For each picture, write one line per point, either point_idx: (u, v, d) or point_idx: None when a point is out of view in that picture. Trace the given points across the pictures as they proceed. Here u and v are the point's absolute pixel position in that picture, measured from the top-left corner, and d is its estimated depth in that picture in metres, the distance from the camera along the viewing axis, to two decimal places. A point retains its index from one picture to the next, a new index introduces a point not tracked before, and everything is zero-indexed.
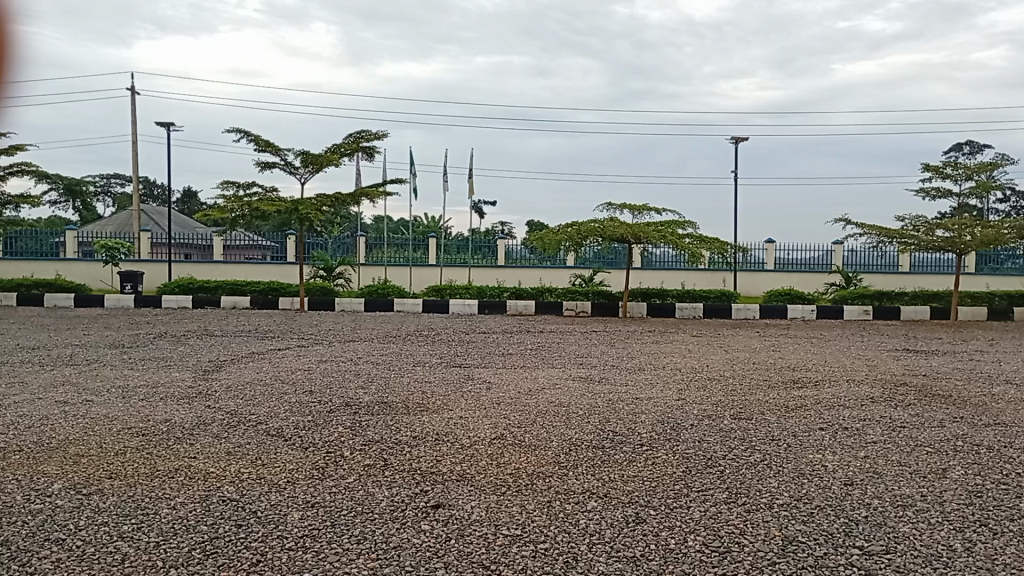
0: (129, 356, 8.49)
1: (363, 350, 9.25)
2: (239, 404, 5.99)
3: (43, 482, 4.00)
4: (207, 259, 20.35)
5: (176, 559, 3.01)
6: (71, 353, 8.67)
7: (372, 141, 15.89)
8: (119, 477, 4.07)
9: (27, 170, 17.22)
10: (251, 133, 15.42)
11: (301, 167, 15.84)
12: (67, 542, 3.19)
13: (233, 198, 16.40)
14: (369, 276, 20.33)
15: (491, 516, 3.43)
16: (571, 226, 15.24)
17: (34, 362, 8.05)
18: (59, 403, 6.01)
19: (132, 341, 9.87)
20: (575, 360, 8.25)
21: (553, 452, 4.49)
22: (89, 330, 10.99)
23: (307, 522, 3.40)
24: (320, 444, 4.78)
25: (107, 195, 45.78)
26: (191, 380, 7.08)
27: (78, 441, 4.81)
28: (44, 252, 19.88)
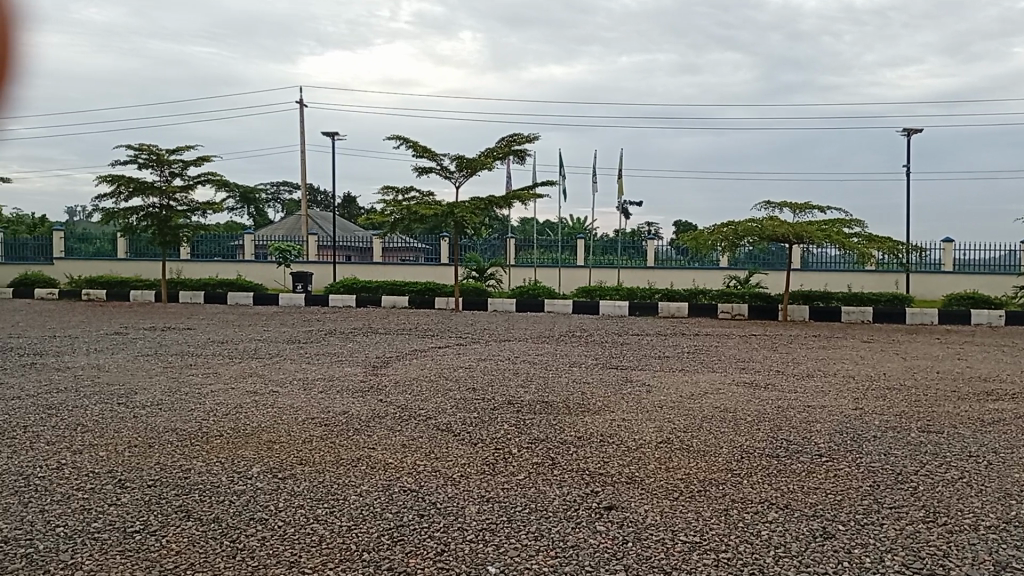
0: (306, 351, 9.11)
1: (520, 350, 9.39)
2: (408, 399, 6.26)
3: (244, 465, 4.36)
4: (368, 261, 21.45)
5: (367, 544, 3.18)
6: (256, 347, 9.42)
7: (524, 144, 16.12)
8: (309, 464, 4.37)
9: (212, 179, 18.91)
10: (409, 140, 16.13)
11: (456, 172, 16.34)
12: (269, 522, 3.45)
13: (393, 202, 17.19)
14: (519, 277, 20.65)
15: (667, 521, 3.37)
16: (727, 226, 14.74)
17: (224, 355, 8.83)
18: (250, 392, 6.55)
19: (306, 337, 10.59)
20: (737, 364, 7.96)
21: (723, 459, 4.35)
22: (267, 326, 11.87)
23: (485, 516, 3.49)
24: (489, 441, 4.90)
25: (277, 202, 49.32)
26: (363, 375, 7.49)
27: (270, 428, 5.22)
28: (226, 255, 21.72)
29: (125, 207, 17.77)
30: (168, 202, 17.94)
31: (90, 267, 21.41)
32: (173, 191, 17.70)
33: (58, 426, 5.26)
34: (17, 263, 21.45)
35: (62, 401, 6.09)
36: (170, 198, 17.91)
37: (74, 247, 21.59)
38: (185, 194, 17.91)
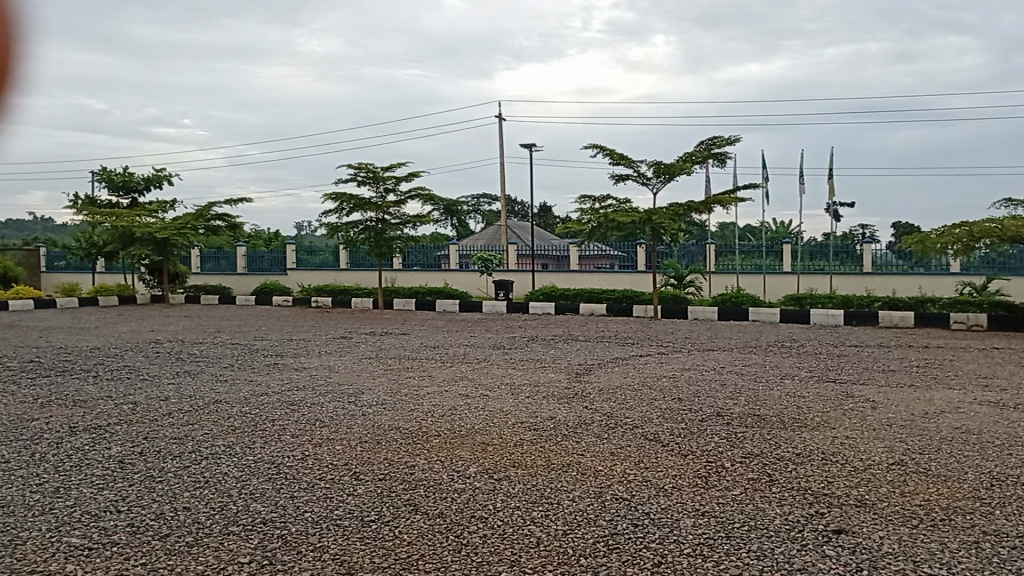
0: (511, 357, 9.42)
1: (726, 360, 9.07)
2: (614, 407, 6.26)
3: (462, 465, 4.59)
4: (565, 269, 21.77)
5: (583, 549, 3.23)
6: (465, 352, 9.89)
7: (725, 147, 15.61)
8: (522, 467, 4.51)
9: (420, 193, 20.16)
10: (606, 148, 16.20)
11: (654, 178, 16.16)
12: (490, 521, 3.60)
13: (591, 211, 17.34)
14: (719, 285, 19.96)
15: (906, 550, 3.10)
16: (959, 227, 13.32)
17: (437, 359, 9.37)
18: (463, 395, 6.88)
19: (510, 343, 10.94)
20: (978, 381, 7.14)
21: (968, 485, 3.93)
22: (474, 332, 12.42)
23: (702, 530, 3.41)
24: (699, 453, 4.78)
25: (477, 214, 51.49)
26: (567, 381, 7.61)
27: (483, 430, 5.45)
28: (433, 265, 23.00)
29: (347, 222, 19.41)
30: (383, 216, 19.37)
31: (316, 277, 23.58)
32: (387, 206, 19.08)
33: (300, 420, 5.85)
34: (258, 274, 24.13)
35: (301, 398, 6.77)
36: (385, 213, 19.32)
37: (303, 259, 23.91)
38: (398, 208, 19.24)
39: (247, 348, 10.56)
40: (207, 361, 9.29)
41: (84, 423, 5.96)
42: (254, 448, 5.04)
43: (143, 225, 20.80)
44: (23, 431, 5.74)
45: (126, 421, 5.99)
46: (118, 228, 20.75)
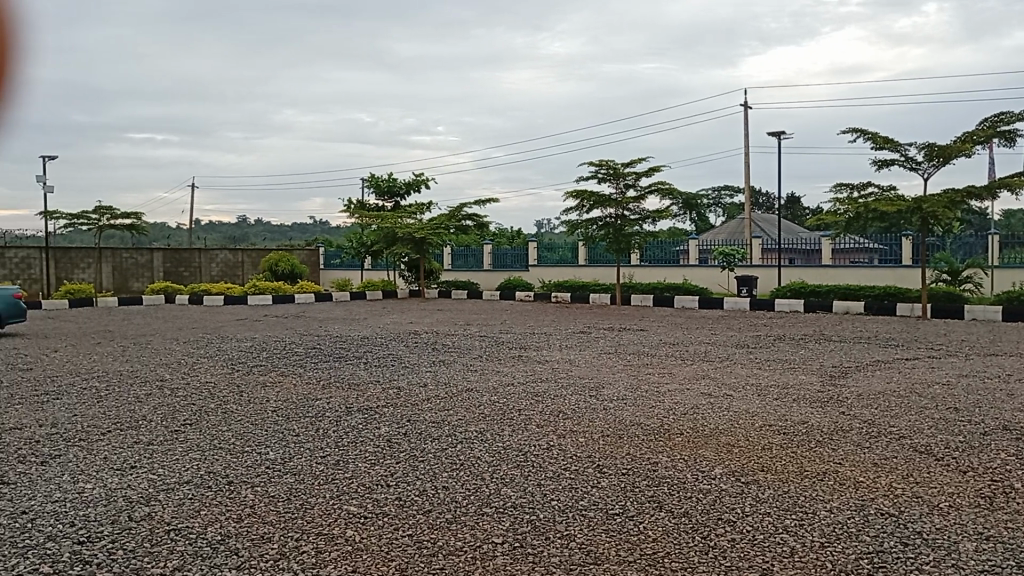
0: (756, 356, 9.00)
1: (1013, 367, 7.93)
2: (876, 414, 5.74)
3: (707, 465, 4.47)
4: (816, 264, 20.33)
5: (844, 565, 3.00)
6: (707, 350, 9.63)
7: (1014, 123, 13.63)
8: (771, 472, 4.29)
9: (660, 188, 19.93)
10: (867, 132, 14.88)
11: (924, 163, 14.55)
12: (738, 525, 3.48)
13: (847, 201, 16.02)
14: (1004, 280, 17.48)
15: None
16: None
17: (677, 356, 9.22)
18: (706, 394, 6.70)
19: (755, 342, 10.46)
20: None
21: None
22: (715, 330, 12.05)
23: (988, 557, 3.02)
24: (982, 470, 4.23)
25: (718, 207, 49.77)
26: (820, 384, 7.11)
27: (729, 431, 5.27)
28: (671, 260, 22.62)
29: (587, 219, 19.74)
30: (622, 212, 19.43)
31: (557, 273, 24.26)
32: (627, 202, 19.12)
33: (545, 411, 6.06)
34: (502, 270, 25.35)
35: (545, 389, 7.01)
36: (624, 209, 19.37)
37: (544, 255, 24.72)
38: (637, 204, 19.19)
39: (494, 340, 11.17)
40: (459, 351, 9.97)
41: (357, 404, 6.67)
42: (503, 436, 5.31)
43: (404, 226, 22.77)
44: (310, 408, 6.57)
45: (391, 404, 6.60)
46: (383, 228, 22.91)
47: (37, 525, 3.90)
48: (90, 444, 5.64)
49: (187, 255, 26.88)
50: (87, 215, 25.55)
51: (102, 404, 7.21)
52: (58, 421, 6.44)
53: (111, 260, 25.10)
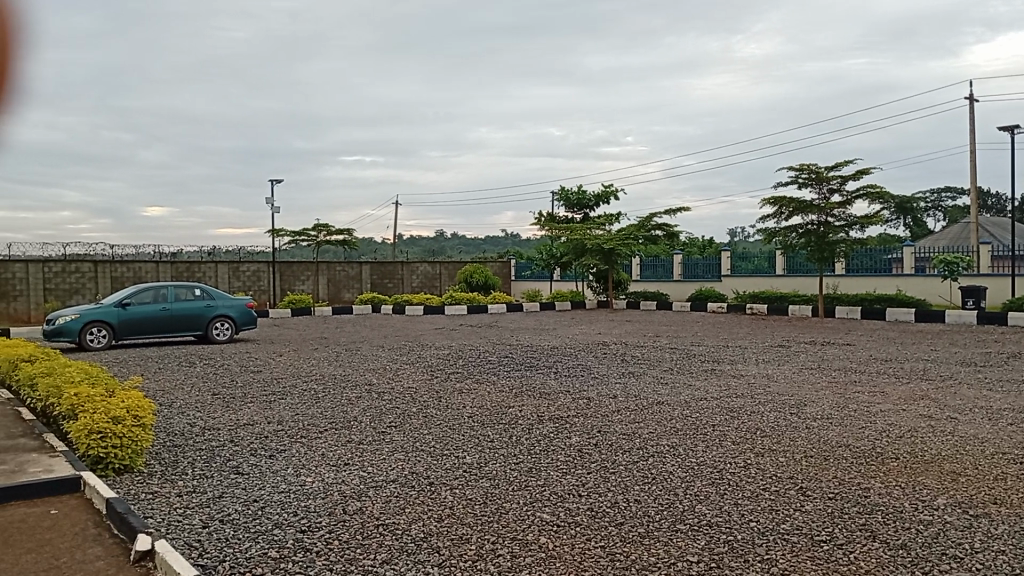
0: (986, 376, 8.07)
1: None
2: None
3: (928, 494, 4.06)
4: None
5: None
6: (925, 368, 8.78)
7: None
8: (1006, 505, 3.82)
9: (868, 192, 18.51)
10: None
11: None
12: (966, 562, 3.14)
13: None
14: None
15: None
16: None
17: (890, 374, 8.46)
18: (925, 416, 6.09)
19: (984, 360, 9.37)
20: None
21: None
22: (935, 346, 10.94)
23: None
24: None
25: (938, 210, 45.20)
26: None
27: (953, 458, 4.76)
28: (880, 269, 20.78)
29: (786, 226, 18.75)
30: (826, 218, 18.24)
31: (753, 283, 23.17)
32: (831, 207, 17.94)
33: (740, 428, 5.81)
34: (694, 280, 24.65)
35: (741, 405, 6.71)
36: (827, 215, 18.20)
37: (738, 265, 23.77)
38: (843, 209, 17.96)
39: (685, 353, 10.90)
40: (648, 364, 9.82)
41: (548, 413, 6.77)
42: (697, 451, 5.16)
43: (593, 237, 22.91)
44: (503, 415, 6.76)
45: (582, 414, 6.64)
46: (573, 240, 23.20)
47: (267, 512, 4.34)
48: (309, 441, 6.20)
49: (391, 268, 28.81)
50: (307, 232, 28.21)
51: (319, 404, 7.90)
52: (283, 419, 7.15)
53: (326, 273, 27.47)
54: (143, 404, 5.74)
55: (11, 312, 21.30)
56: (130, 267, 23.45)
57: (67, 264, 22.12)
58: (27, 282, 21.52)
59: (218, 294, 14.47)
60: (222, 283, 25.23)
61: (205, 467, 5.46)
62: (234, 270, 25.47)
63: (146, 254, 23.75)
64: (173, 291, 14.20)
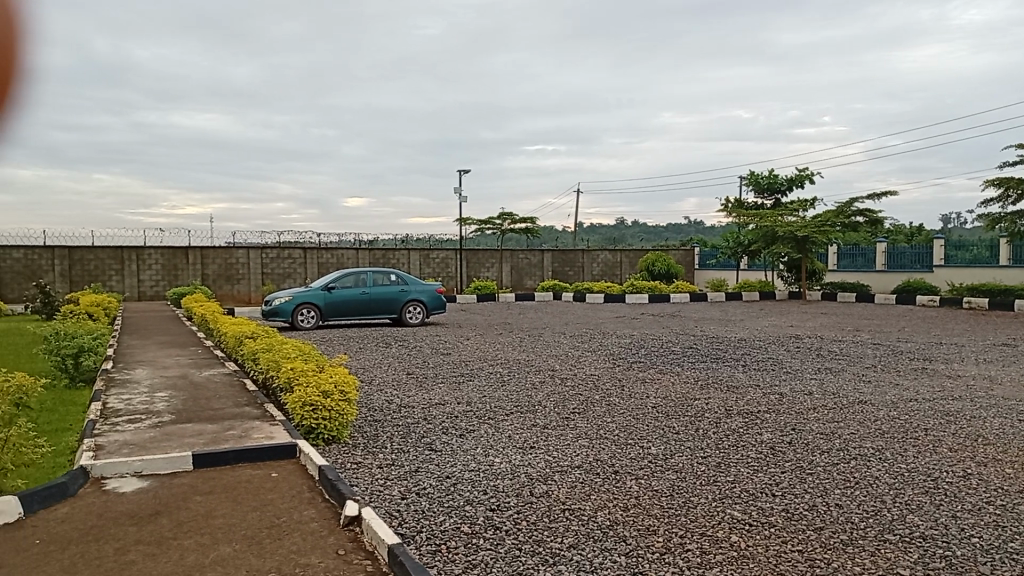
0: None
1: None
2: None
3: None
4: None
5: None
6: None
7: None
8: None
9: None
10: None
11: None
12: None
13: None
14: None
15: None
16: None
17: None
18: None
19: None
20: None
21: None
22: None
23: None
24: None
25: None
26: None
27: None
28: None
29: (1013, 211, 16.73)
30: None
31: (970, 275, 20.86)
32: None
33: (958, 434, 5.27)
34: (899, 271, 22.68)
35: (959, 409, 6.08)
36: None
37: (952, 255, 21.56)
38: None
39: (890, 349, 10.05)
40: (847, 360, 9.16)
41: (738, 407, 6.53)
42: (906, 457, 4.74)
43: (785, 224, 21.71)
44: (689, 407, 6.61)
45: (774, 410, 6.32)
46: (763, 228, 22.15)
47: (458, 489, 4.54)
48: (497, 423, 6.40)
49: (573, 256, 29.04)
50: (492, 220, 29.16)
51: (505, 388, 8.15)
52: (471, 400, 7.44)
53: (510, 260, 28.22)
54: (349, 380, 6.21)
55: (236, 293, 23.86)
56: (334, 254, 25.32)
57: (281, 250, 24.40)
58: (248, 266, 24.00)
59: (411, 279, 15.28)
60: (414, 269, 26.69)
61: (402, 442, 5.81)
62: (425, 257, 26.84)
63: (348, 242, 25.52)
64: (372, 276, 15.20)
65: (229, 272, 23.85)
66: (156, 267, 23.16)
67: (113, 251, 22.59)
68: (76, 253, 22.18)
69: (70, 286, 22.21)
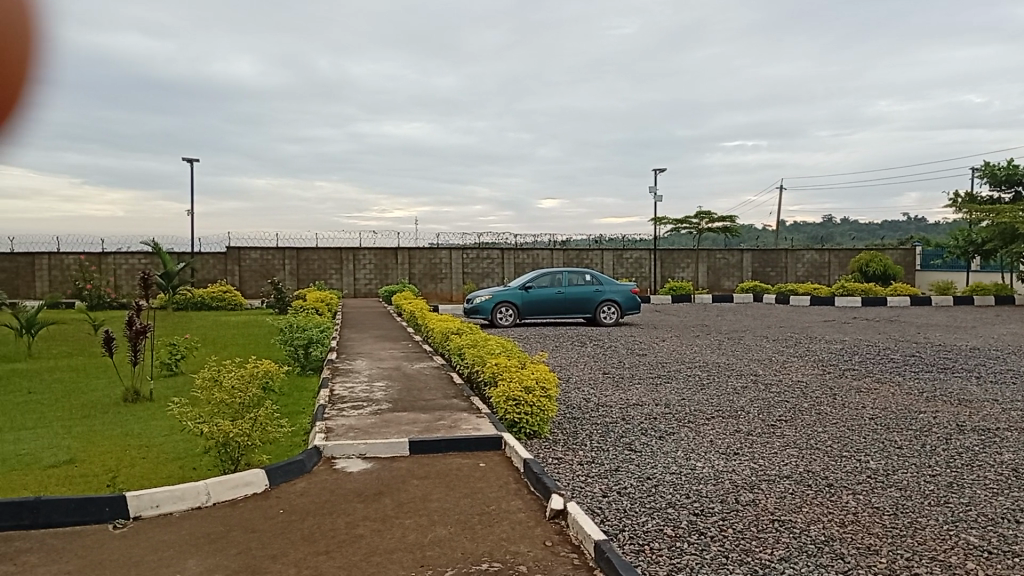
0: None
1: None
2: None
3: None
4: None
5: None
6: None
7: None
8: None
9: None
10: None
11: None
12: None
13: None
14: None
15: None
16: None
17: None
18: None
19: None
20: None
21: None
22: None
23: None
24: None
25: None
26: None
27: None
28: None
29: None
30: None
31: None
32: None
33: None
34: None
35: None
36: None
37: None
38: None
39: None
40: None
41: (972, 423, 5.90)
42: None
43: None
44: (913, 421, 6.07)
45: (1018, 429, 5.64)
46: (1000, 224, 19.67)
47: (660, 491, 4.50)
48: (698, 427, 6.26)
49: (775, 256, 27.66)
50: (689, 219, 28.53)
51: (705, 391, 7.94)
52: (670, 402, 7.34)
53: (707, 261, 27.42)
54: (549, 377, 6.37)
55: (439, 291, 25.21)
56: (530, 254, 25.99)
57: (480, 251, 25.44)
58: (450, 266, 25.27)
59: (606, 280, 15.35)
60: (608, 269, 26.73)
61: (602, 441, 5.86)
62: (619, 257, 26.78)
63: (543, 243, 26.07)
64: (567, 277, 15.46)
65: (433, 272, 25.26)
66: (369, 267, 25.06)
67: (333, 252, 24.76)
68: (302, 254, 24.56)
69: (298, 283, 24.62)
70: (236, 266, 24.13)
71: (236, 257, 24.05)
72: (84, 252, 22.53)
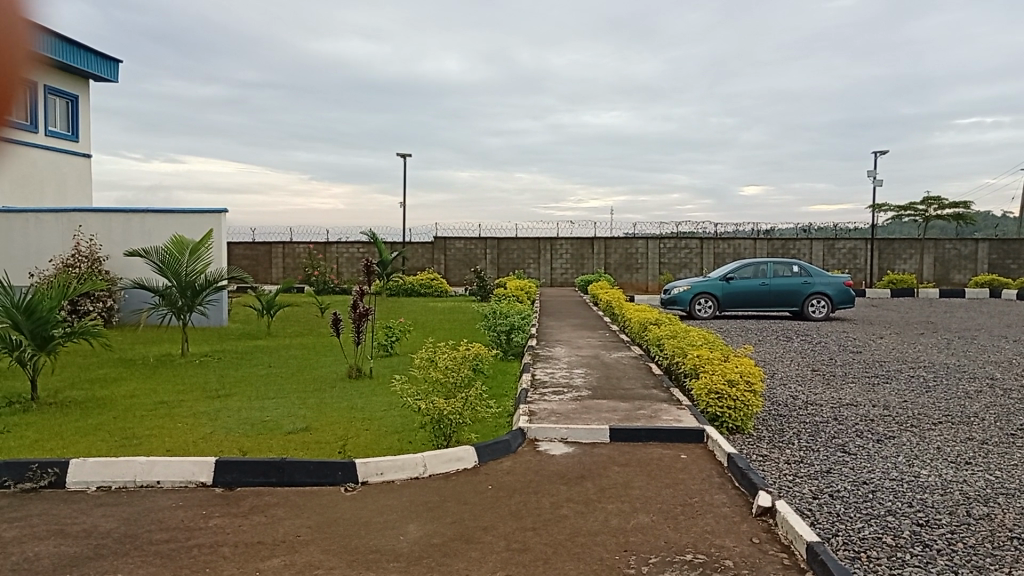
0: None
1: None
2: None
3: None
4: None
5: None
6: None
7: None
8: None
9: None
10: None
11: None
12: None
13: None
14: None
15: None
16: None
17: None
18: None
19: None
20: None
21: None
22: None
23: None
24: None
25: None
26: None
27: None
28: None
29: None
30: None
31: None
32: None
33: None
34: None
35: None
36: None
37: None
38: None
39: None
40: None
41: None
42: None
43: None
44: None
45: None
46: None
47: (879, 497, 4.20)
48: (923, 432, 5.75)
49: (1018, 246, 24.69)
50: (913, 206, 26.22)
51: (931, 394, 7.26)
52: (889, 404, 6.79)
53: (933, 251, 24.89)
54: (754, 371, 6.14)
55: (635, 281, 25.06)
56: (731, 244, 25.06)
57: (678, 241, 24.93)
58: (647, 256, 25.00)
59: (816, 271, 14.47)
60: (817, 260, 25.11)
61: (811, 440, 5.56)
62: (830, 247, 25.08)
63: (746, 232, 25.04)
64: (772, 267, 14.72)
65: (628, 262, 25.15)
66: (566, 257, 25.44)
67: (532, 241, 25.41)
68: (503, 243, 25.44)
69: (499, 272, 25.55)
70: (442, 255, 25.51)
71: (442, 246, 25.43)
72: (312, 241, 24.90)
